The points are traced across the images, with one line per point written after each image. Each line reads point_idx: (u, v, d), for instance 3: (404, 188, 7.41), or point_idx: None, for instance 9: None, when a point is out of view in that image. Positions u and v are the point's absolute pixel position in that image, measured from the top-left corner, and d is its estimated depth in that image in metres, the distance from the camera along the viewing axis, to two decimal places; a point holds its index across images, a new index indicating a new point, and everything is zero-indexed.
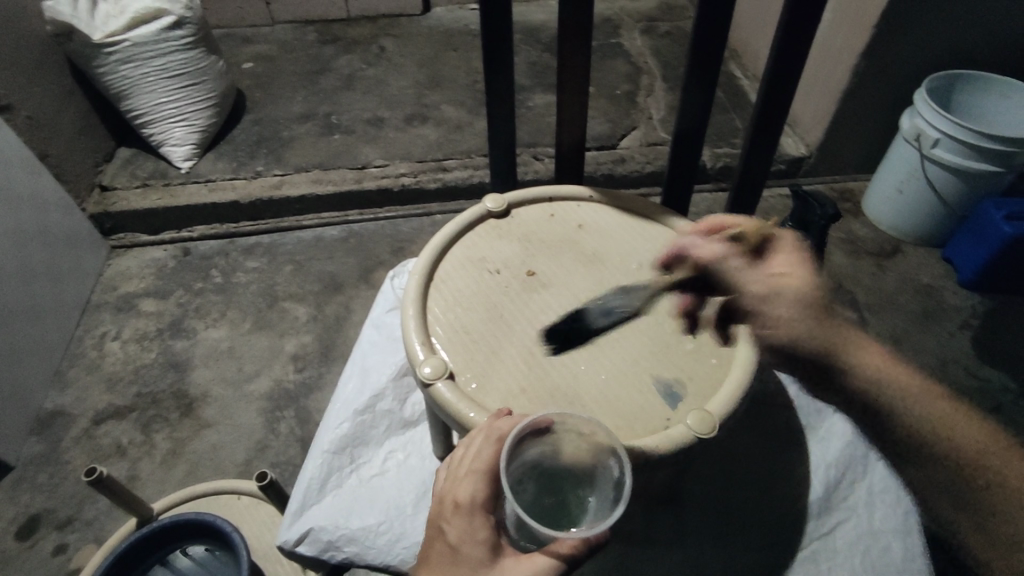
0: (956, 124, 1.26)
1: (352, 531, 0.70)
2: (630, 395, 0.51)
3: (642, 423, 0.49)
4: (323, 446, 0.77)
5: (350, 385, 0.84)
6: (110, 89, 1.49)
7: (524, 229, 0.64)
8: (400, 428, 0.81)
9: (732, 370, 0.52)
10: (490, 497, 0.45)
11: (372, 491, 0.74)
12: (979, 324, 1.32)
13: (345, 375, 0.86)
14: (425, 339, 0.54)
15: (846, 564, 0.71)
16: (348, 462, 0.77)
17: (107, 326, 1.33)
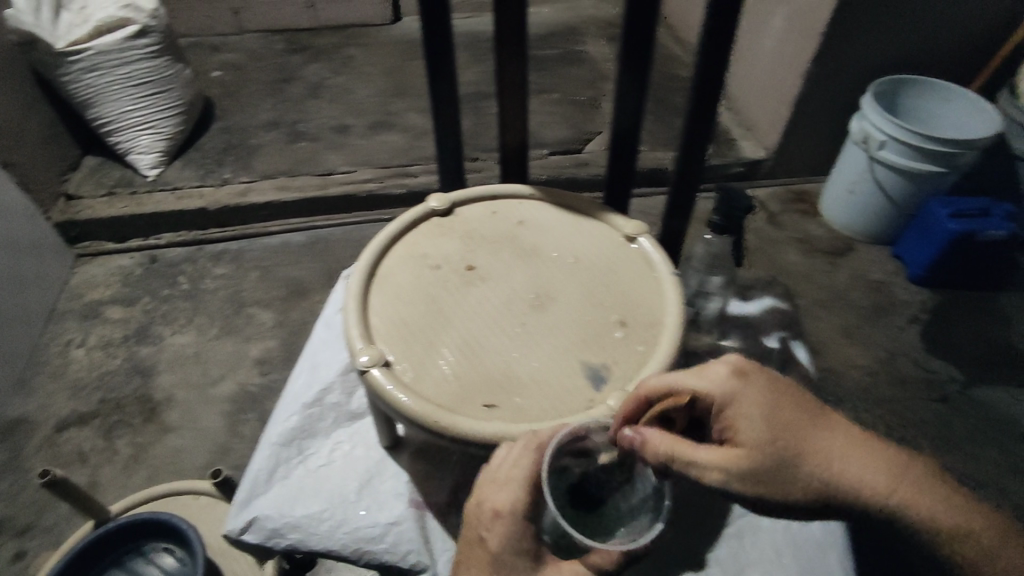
0: (899, 126, 1.31)
1: (297, 517, 0.61)
2: (558, 380, 0.53)
3: (571, 408, 0.51)
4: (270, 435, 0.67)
5: (298, 379, 0.72)
6: (75, 98, 1.49)
7: (465, 227, 0.66)
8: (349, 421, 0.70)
9: (655, 356, 0.54)
10: (530, 505, 0.45)
11: (319, 479, 0.64)
12: (928, 317, 1.36)
13: (293, 369, 0.74)
14: (364, 331, 0.56)
15: (769, 538, 0.68)
16: (296, 452, 0.66)
17: (71, 334, 1.33)
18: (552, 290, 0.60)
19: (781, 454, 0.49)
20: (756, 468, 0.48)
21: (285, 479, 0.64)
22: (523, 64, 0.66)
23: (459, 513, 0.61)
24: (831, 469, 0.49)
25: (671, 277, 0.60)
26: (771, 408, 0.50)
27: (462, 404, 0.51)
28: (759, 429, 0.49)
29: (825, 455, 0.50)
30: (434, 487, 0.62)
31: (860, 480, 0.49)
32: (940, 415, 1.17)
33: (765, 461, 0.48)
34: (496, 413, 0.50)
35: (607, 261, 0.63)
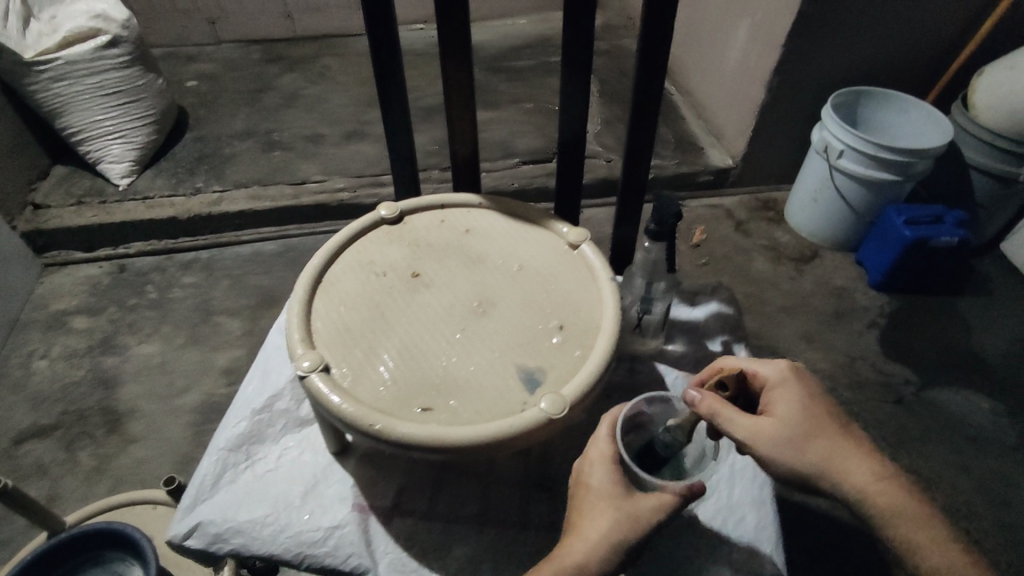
0: (856, 136, 1.35)
1: (240, 523, 0.62)
2: (494, 384, 0.54)
3: (504, 411, 0.52)
4: (217, 443, 0.68)
5: (248, 387, 0.73)
6: (42, 107, 1.48)
7: (413, 234, 0.68)
8: (297, 428, 0.70)
9: (591, 360, 0.56)
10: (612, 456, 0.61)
11: (265, 485, 0.65)
12: (887, 322, 1.39)
13: (245, 378, 0.75)
14: (306, 337, 0.57)
15: (707, 539, 0.73)
16: (242, 459, 0.67)
17: (35, 345, 1.32)
18: (494, 296, 0.62)
19: (806, 436, 0.58)
20: (781, 436, 0.57)
21: (230, 484, 0.65)
22: (467, 75, 0.68)
23: (401, 518, 0.62)
24: (843, 463, 0.57)
25: (610, 283, 0.62)
26: (810, 403, 0.60)
27: (398, 408, 0.52)
28: (796, 412, 0.59)
29: (847, 450, 0.58)
30: (379, 492, 0.64)
31: (870, 481, 0.56)
32: (896, 417, 1.20)
33: (789, 435, 0.57)
34: (433, 415, 0.52)
35: (549, 268, 0.64)
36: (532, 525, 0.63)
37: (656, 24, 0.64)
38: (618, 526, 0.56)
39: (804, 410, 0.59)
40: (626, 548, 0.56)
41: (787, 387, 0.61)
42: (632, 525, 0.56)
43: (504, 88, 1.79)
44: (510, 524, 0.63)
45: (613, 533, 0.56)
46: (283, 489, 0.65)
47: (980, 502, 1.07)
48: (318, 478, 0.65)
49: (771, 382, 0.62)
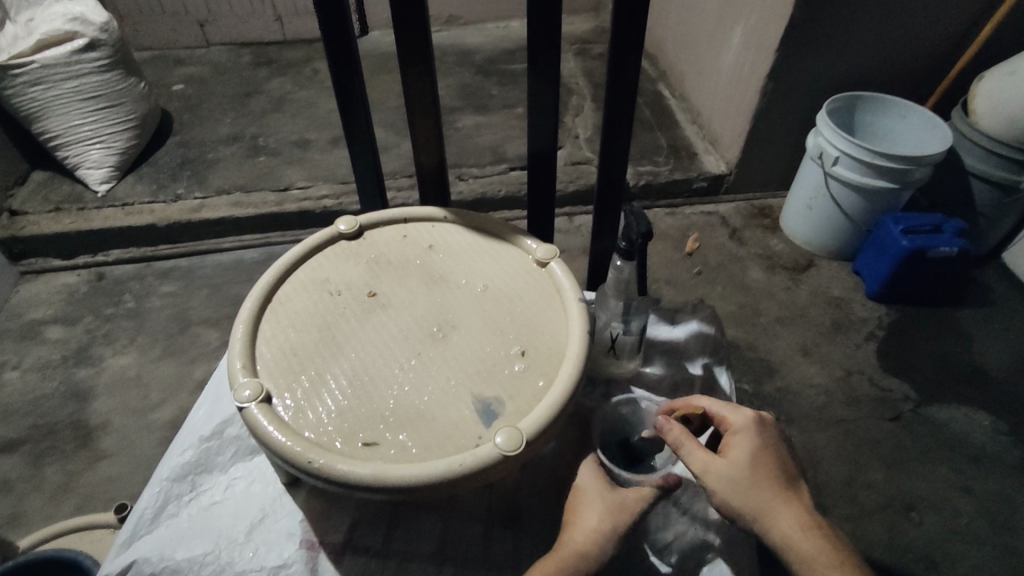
0: (851, 143, 1.31)
1: (178, 562, 0.59)
2: (448, 416, 0.50)
3: (457, 446, 0.48)
4: (162, 474, 0.65)
5: (199, 410, 0.70)
6: (19, 112, 1.45)
7: (372, 251, 0.64)
8: (248, 455, 0.67)
9: (553, 390, 0.52)
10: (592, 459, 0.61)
11: (208, 520, 0.62)
12: (885, 334, 1.35)
13: (198, 399, 0.72)
14: (249, 362, 0.53)
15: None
16: (188, 490, 0.64)
17: (7, 356, 1.29)
18: (454, 319, 0.58)
19: (750, 485, 0.56)
20: (725, 476, 0.56)
21: (173, 518, 0.62)
22: (430, 83, 0.65)
23: (353, 555, 0.59)
24: (781, 518, 0.55)
25: (578, 305, 0.58)
26: (765, 454, 0.58)
27: (342, 442, 0.48)
28: (749, 458, 0.57)
29: (789, 506, 0.56)
30: (330, 527, 0.60)
31: (806, 542, 0.54)
32: (892, 435, 1.15)
33: (733, 477, 0.56)
34: (380, 450, 0.48)
35: (515, 288, 0.61)
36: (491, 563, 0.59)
37: (628, 29, 0.60)
38: (608, 515, 0.55)
39: (758, 458, 0.57)
40: (620, 538, 0.54)
41: (748, 433, 0.59)
42: (621, 513, 0.55)
43: (494, 92, 1.75)
44: (469, 561, 0.59)
45: (605, 522, 0.54)
46: (227, 523, 0.62)
47: (980, 526, 1.03)
48: (264, 513, 0.61)
49: (734, 425, 0.60)
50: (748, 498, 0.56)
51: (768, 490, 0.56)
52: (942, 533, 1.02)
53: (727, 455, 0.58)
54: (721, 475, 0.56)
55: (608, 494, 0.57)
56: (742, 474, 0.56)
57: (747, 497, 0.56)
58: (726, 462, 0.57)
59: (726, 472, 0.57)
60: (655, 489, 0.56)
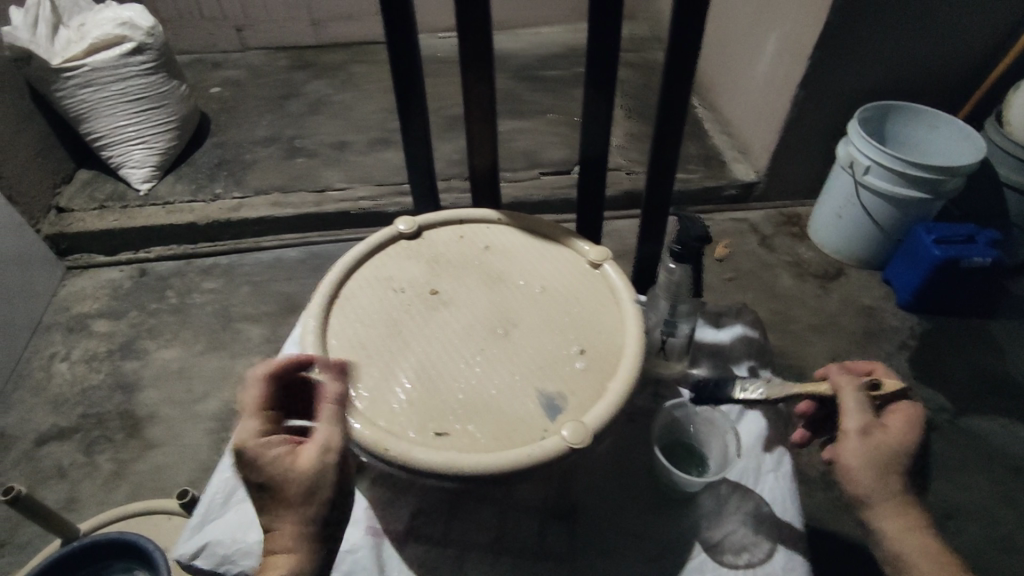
0: (883, 153, 1.31)
1: (250, 545, 0.62)
2: (514, 409, 0.52)
3: (524, 437, 0.50)
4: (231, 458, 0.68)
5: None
6: (69, 113, 1.50)
7: (431, 250, 0.67)
8: None
9: (612, 386, 0.54)
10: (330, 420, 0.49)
11: None
12: (917, 344, 1.35)
13: (261, 387, 0.74)
14: (321, 354, 0.56)
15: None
16: None
17: (57, 347, 1.34)
18: (513, 317, 0.60)
19: (897, 464, 0.57)
20: (873, 442, 0.57)
21: (243, 502, 0.65)
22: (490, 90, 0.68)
23: (415, 543, 0.61)
24: (899, 505, 0.57)
25: (633, 307, 0.60)
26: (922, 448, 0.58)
27: (415, 432, 0.51)
28: (911, 441, 0.57)
29: (913, 507, 0.57)
30: (393, 515, 0.63)
31: (912, 538, 0.56)
32: (926, 444, 1.16)
33: (879, 446, 0.57)
34: (450, 439, 0.50)
35: (571, 289, 0.62)
36: (546, 554, 0.61)
37: (678, 39, 0.62)
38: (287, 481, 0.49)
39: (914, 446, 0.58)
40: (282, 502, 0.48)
41: (915, 423, 0.59)
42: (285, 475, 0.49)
43: (528, 97, 1.78)
44: (526, 552, 0.61)
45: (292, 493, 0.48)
46: None
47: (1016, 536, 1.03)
48: None
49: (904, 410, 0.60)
50: (891, 472, 0.57)
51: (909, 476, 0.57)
52: (979, 543, 1.02)
53: (891, 430, 0.58)
54: (881, 441, 0.57)
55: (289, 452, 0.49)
56: (900, 449, 0.57)
57: (890, 471, 0.57)
58: (884, 432, 0.57)
59: (886, 443, 0.57)
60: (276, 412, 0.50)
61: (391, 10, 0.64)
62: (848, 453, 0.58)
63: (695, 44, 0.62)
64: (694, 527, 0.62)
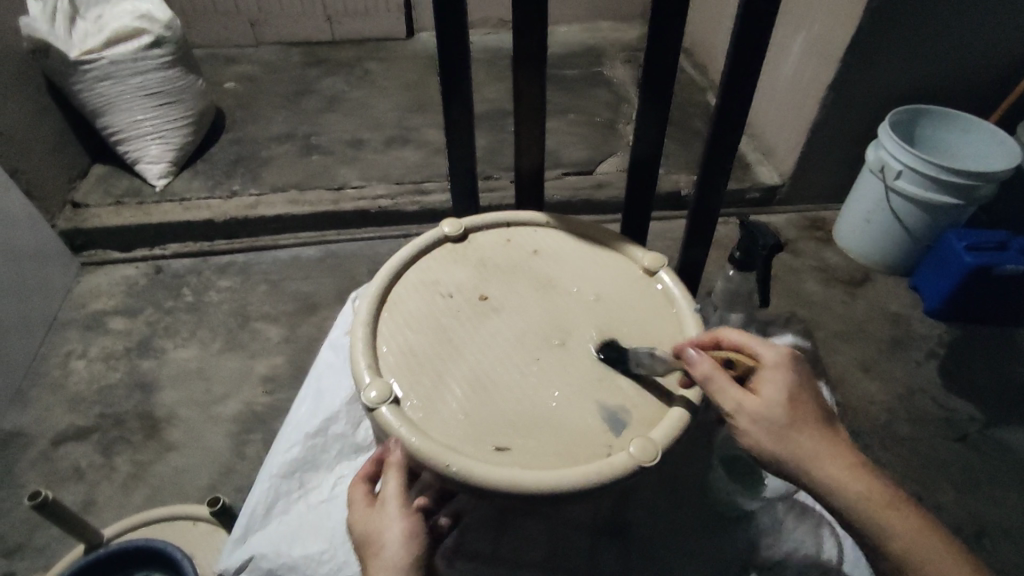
0: (919, 156, 1.28)
1: (294, 559, 0.68)
2: (575, 426, 0.51)
3: (587, 457, 0.49)
4: (273, 471, 0.75)
5: (302, 407, 0.81)
6: (86, 107, 1.48)
7: (478, 253, 0.65)
8: (351, 453, 0.77)
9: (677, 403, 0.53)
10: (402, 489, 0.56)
11: (320, 518, 0.71)
12: (946, 353, 1.32)
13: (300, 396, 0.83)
14: (371, 363, 0.54)
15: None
16: (296, 487, 0.74)
17: (73, 345, 1.31)
18: (569, 324, 0.58)
19: (788, 426, 0.51)
20: (768, 421, 0.51)
21: (285, 512, 0.72)
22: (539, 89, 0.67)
23: (463, 560, 0.64)
24: (834, 463, 0.51)
25: (692, 315, 0.59)
26: (801, 392, 0.52)
27: (474, 453, 0.49)
28: (782, 398, 0.52)
29: (832, 452, 0.51)
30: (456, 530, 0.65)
31: (868, 491, 0.50)
32: (959, 456, 1.14)
33: (775, 421, 0.51)
34: (508, 458, 0.49)
35: (627, 294, 0.61)
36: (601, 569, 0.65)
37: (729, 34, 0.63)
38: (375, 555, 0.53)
39: (791, 396, 0.52)
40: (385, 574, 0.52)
41: (779, 370, 0.53)
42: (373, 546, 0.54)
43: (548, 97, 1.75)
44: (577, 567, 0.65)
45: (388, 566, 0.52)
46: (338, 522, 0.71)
47: None
48: None
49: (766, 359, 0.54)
50: (779, 442, 0.51)
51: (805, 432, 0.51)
52: (1017, 560, 1.00)
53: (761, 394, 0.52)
54: (754, 419, 0.51)
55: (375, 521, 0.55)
56: (776, 417, 0.51)
57: (778, 440, 0.51)
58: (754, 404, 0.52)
59: (760, 414, 0.51)
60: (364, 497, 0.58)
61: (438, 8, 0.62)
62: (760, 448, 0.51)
63: (753, 42, 0.63)
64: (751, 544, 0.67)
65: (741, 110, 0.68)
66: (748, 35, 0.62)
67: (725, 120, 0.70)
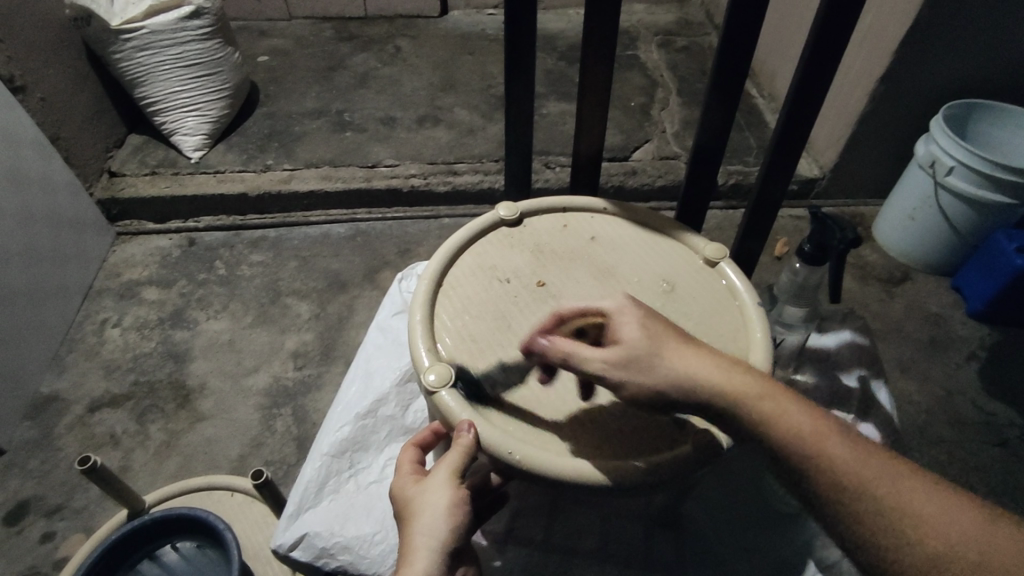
0: (971, 153, 1.23)
1: (348, 540, 0.74)
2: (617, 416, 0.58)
3: (633, 447, 0.57)
4: (324, 450, 0.81)
5: (352, 387, 0.88)
6: (124, 76, 1.48)
7: (535, 238, 0.73)
8: (401, 434, 0.84)
9: None
10: (462, 469, 0.55)
11: (370, 500, 0.78)
12: (988, 356, 1.29)
13: (349, 377, 0.89)
14: (432, 348, 0.63)
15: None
16: (347, 466, 0.80)
17: (107, 313, 1.33)
18: None
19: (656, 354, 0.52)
20: (629, 352, 0.52)
21: (335, 491, 0.79)
22: (603, 81, 0.76)
23: (516, 546, 0.73)
24: (711, 370, 0.52)
25: (756, 308, 0.66)
26: (653, 321, 0.54)
27: (534, 438, 0.57)
28: (635, 334, 0.53)
29: (710, 361, 0.52)
30: (531, 524, 0.74)
31: (764, 392, 0.51)
32: (999, 461, 1.11)
33: (642, 352, 0.52)
34: (560, 437, 0.57)
35: (685, 286, 0.68)
36: (653, 558, 0.72)
37: (806, 41, 0.69)
38: (410, 524, 0.53)
39: (646, 325, 0.54)
40: (423, 546, 0.51)
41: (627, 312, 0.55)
42: (410, 517, 0.54)
43: None
44: (632, 555, 0.72)
45: (426, 543, 0.51)
46: (388, 506, 0.78)
47: None
48: None
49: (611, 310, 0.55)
50: (656, 377, 0.51)
51: (665, 351, 0.52)
52: None
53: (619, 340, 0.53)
54: (626, 365, 0.52)
55: (413, 494, 0.55)
56: (636, 354, 0.52)
57: (655, 375, 0.51)
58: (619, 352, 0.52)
59: (623, 355, 0.52)
60: (410, 472, 0.58)
61: (515, 2, 0.71)
62: (632, 383, 0.51)
63: (826, 36, 0.68)
64: (811, 547, 0.73)
65: (803, 107, 0.74)
66: (822, 34, 0.68)
67: (789, 115, 0.75)
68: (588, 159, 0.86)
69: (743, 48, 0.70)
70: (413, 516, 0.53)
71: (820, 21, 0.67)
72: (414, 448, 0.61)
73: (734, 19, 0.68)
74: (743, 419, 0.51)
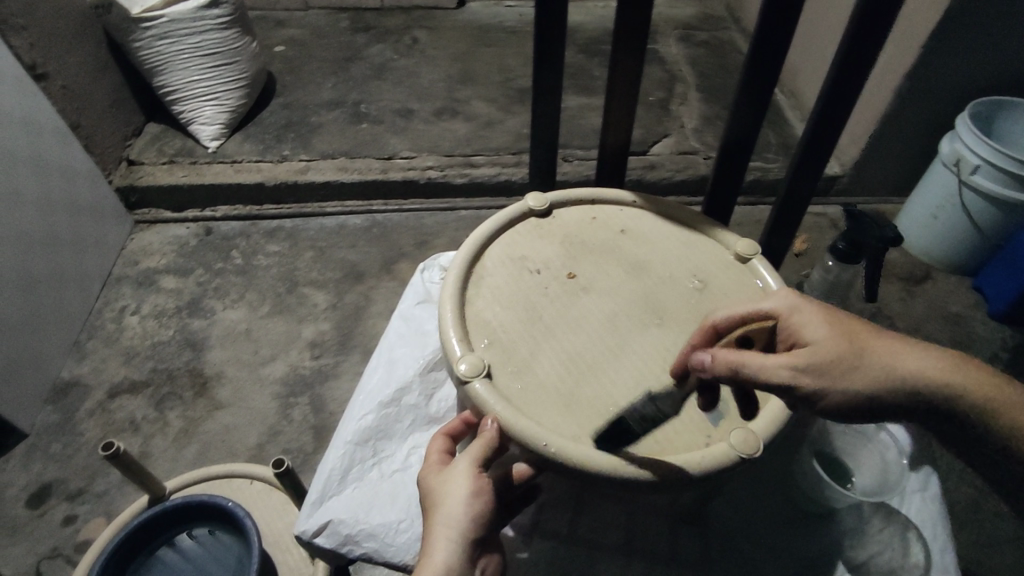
0: (997, 151, 1.21)
1: (373, 527, 0.74)
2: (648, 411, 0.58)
3: (666, 445, 0.58)
4: (347, 438, 0.81)
5: (375, 376, 0.87)
6: (144, 65, 1.48)
7: (564, 230, 0.73)
8: (424, 424, 0.84)
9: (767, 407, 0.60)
10: (485, 460, 0.55)
11: (395, 488, 0.78)
12: (1010, 357, 1.28)
13: (371, 366, 0.89)
14: (463, 338, 0.63)
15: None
16: (371, 454, 0.80)
17: (126, 301, 1.33)
18: (659, 306, 0.66)
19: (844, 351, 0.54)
20: (820, 356, 0.54)
21: (359, 479, 0.79)
22: (631, 74, 0.75)
23: (542, 538, 0.72)
24: (901, 358, 0.54)
25: None
26: (831, 319, 0.56)
27: (565, 432, 0.57)
28: (818, 335, 0.55)
29: (892, 346, 0.54)
30: (557, 517, 0.74)
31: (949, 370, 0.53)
32: None
33: (833, 353, 0.54)
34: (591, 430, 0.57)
35: (715, 280, 0.68)
36: (679, 553, 0.72)
37: (842, 36, 0.68)
38: (432, 512, 0.53)
39: (824, 323, 0.56)
40: (443, 535, 0.51)
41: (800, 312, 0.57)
42: (432, 505, 0.54)
43: None
44: (656, 550, 0.72)
45: (446, 531, 0.51)
46: (413, 496, 0.78)
47: None
48: None
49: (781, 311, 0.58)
50: (847, 374, 0.53)
51: (853, 347, 0.54)
52: None
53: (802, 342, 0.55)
54: (815, 368, 0.53)
55: (435, 483, 0.55)
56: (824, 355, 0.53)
57: (846, 373, 0.53)
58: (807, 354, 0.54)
59: (812, 359, 0.53)
60: (434, 460, 0.58)
61: None
62: (826, 388, 0.53)
63: (861, 31, 0.66)
64: (839, 547, 0.73)
65: (835, 102, 0.73)
66: (857, 28, 0.66)
67: (820, 110, 0.74)
68: (613, 152, 0.85)
69: (776, 42, 0.69)
70: (434, 503, 0.53)
71: (857, 15, 0.65)
72: (441, 438, 0.61)
73: (767, 12, 0.67)
74: (937, 400, 0.53)
